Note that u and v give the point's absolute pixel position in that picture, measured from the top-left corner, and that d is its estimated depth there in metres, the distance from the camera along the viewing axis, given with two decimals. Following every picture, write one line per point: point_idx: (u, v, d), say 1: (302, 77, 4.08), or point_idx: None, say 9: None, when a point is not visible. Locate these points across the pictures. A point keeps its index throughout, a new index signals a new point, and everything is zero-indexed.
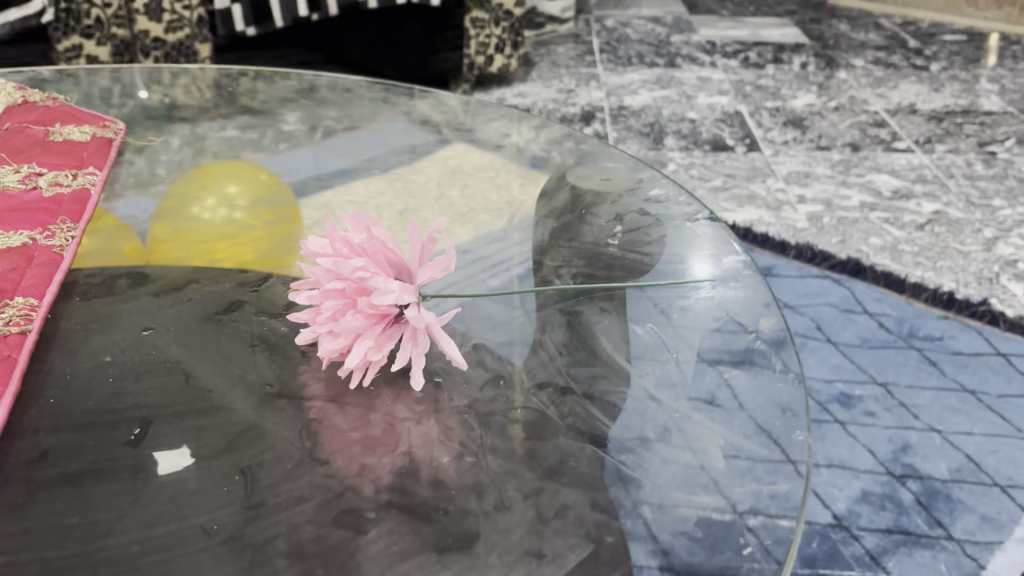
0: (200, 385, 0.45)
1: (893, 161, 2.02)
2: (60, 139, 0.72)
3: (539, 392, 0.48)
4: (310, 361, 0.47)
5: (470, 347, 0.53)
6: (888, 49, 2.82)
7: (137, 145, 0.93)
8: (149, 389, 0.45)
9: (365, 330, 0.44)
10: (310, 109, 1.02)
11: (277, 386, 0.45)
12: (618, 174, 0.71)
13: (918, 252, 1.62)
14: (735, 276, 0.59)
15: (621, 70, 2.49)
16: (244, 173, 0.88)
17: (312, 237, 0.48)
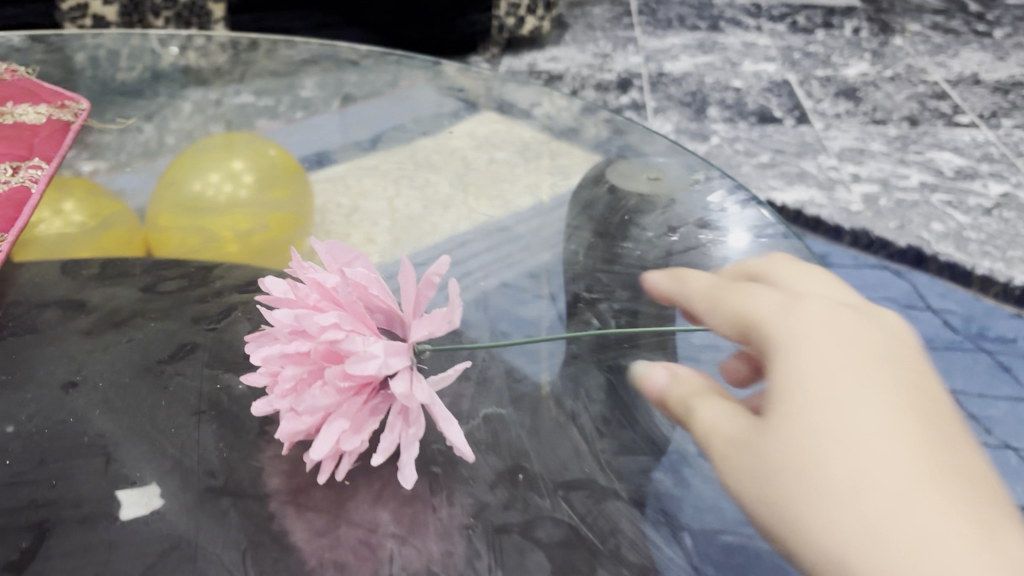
0: (122, 476, 0.36)
1: (955, 137, 1.87)
2: (9, 121, 0.61)
3: (570, 492, 0.37)
4: (267, 442, 0.37)
5: (479, 421, 0.41)
6: (948, 12, 2.64)
7: (143, 110, 0.81)
8: (53, 480, 0.35)
9: (338, 403, 0.33)
10: (330, 72, 0.90)
11: (221, 478, 0.35)
12: (670, 174, 0.63)
13: (985, 241, 1.48)
14: None
15: (660, 34, 2.34)
16: (258, 157, 0.71)
17: (272, 280, 0.37)
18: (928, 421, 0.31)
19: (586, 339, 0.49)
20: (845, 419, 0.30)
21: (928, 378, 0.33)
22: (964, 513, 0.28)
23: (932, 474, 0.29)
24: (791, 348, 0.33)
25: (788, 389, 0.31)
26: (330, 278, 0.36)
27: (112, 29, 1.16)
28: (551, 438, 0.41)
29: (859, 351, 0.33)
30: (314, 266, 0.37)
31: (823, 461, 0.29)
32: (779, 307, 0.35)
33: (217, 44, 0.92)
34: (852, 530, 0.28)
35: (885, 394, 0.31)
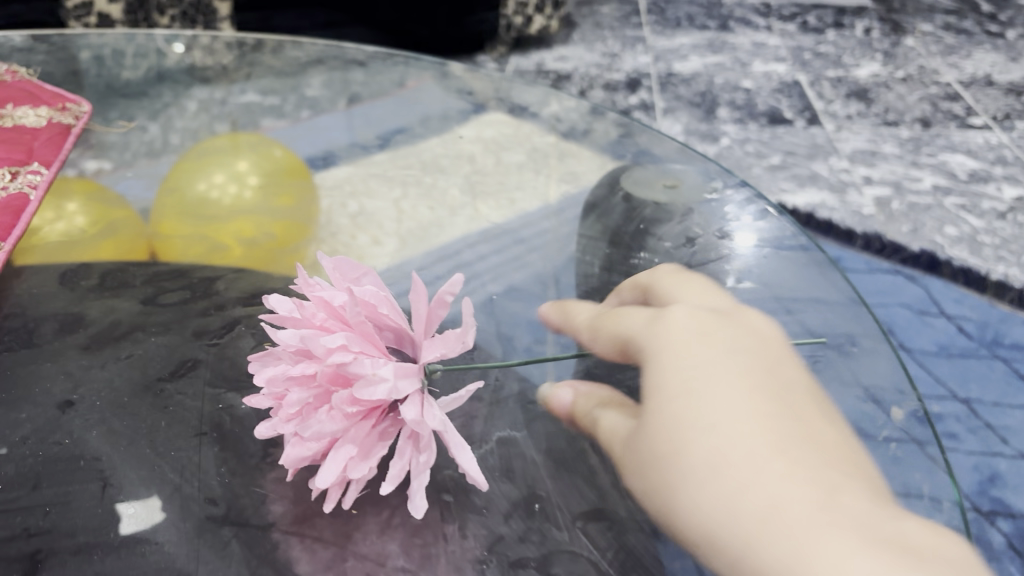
0: (117, 501, 0.36)
1: (968, 140, 1.85)
2: (8, 124, 0.60)
3: (588, 525, 0.38)
4: (274, 470, 0.37)
5: (492, 445, 0.42)
6: (959, 13, 2.62)
7: (149, 111, 0.80)
8: (48, 506, 0.35)
9: (345, 429, 0.32)
10: (337, 71, 0.87)
11: (223, 506, 0.36)
12: (686, 182, 0.62)
13: (1000, 245, 1.46)
14: (852, 340, 0.52)
15: (669, 33, 2.32)
16: (263, 158, 0.69)
17: (277, 295, 0.36)
18: (779, 418, 0.38)
19: None
20: (707, 415, 0.37)
21: (785, 389, 0.41)
22: (802, 480, 0.35)
23: (776, 453, 0.36)
24: (669, 369, 0.40)
25: (665, 400, 0.39)
26: (338, 296, 0.35)
27: (117, 28, 1.15)
28: (565, 459, 0.41)
29: (727, 366, 0.40)
30: (321, 284, 0.36)
31: (690, 452, 0.36)
32: (661, 336, 0.43)
33: (223, 43, 0.89)
34: (713, 502, 0.34)
35: (744, 396, 0.38)
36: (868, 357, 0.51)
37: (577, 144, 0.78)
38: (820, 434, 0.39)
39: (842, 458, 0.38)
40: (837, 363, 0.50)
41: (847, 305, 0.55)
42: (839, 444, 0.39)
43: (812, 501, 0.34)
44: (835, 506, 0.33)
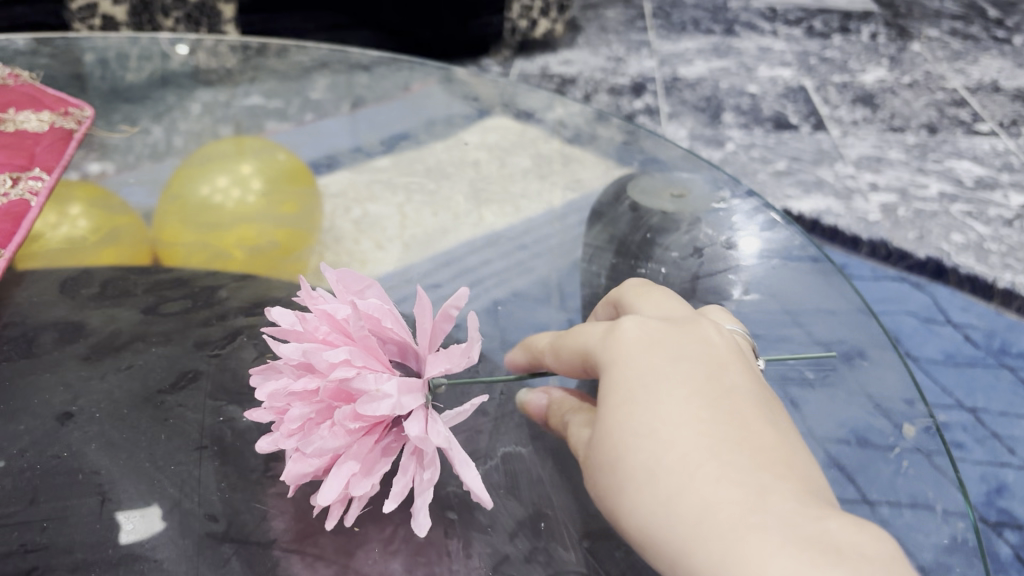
0: (116, 516, 0.35)
1: (975, 146, 1.84)
2: (10, 129, 0.60)
3: (591, 541, 0.37)
4: (275, 485, 0.37)
5: (496, 461, 0.41)
6: (966, 18, 2.61)
7: (152, 112, 0.80)
8: (46, 521, 0.35)
9: (349, 446, 0.32)
10: (341, 75, 0.88)
11: (223, 522, 0.35)
12: (694, 191, 0.62)
13: (1007, 253, 1.45)
14: (861, 351, 0.52)
15: (675, 37, 2.32)
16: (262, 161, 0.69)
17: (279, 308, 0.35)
18: (718, 415, 0.35)
19: None
20: (644, 414, 0.35)
21: (732, 370, 0.38)
22: (737, 482, 0.33)
23: (715, 451, 0.34)
24: (610, 361, 0.38)
25: (604, 397, 0.37)
26: (341, 310, 0.34)
27: (121, 30, 1.15)
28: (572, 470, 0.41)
29: (671, 354, 0.38)
30: (324, 297, 0.36)
31: (628, 457, 0.35)
32: (608, 323, 0.41)
33: (227, 47, 0.89)
34: (652, 508, 0.33)
35: (685, 387, 0.36)
36: (877, 368, 0.51)
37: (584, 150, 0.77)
38: (766, 420, 0.36)
39: (791, 445, 0.36)
40: (846, 376, 0.50)
41: (857, 314, 0.54)
42: (783, 437, 0.36)
43: (745, 505, 0.32)
44: (771, 510, 0.32)
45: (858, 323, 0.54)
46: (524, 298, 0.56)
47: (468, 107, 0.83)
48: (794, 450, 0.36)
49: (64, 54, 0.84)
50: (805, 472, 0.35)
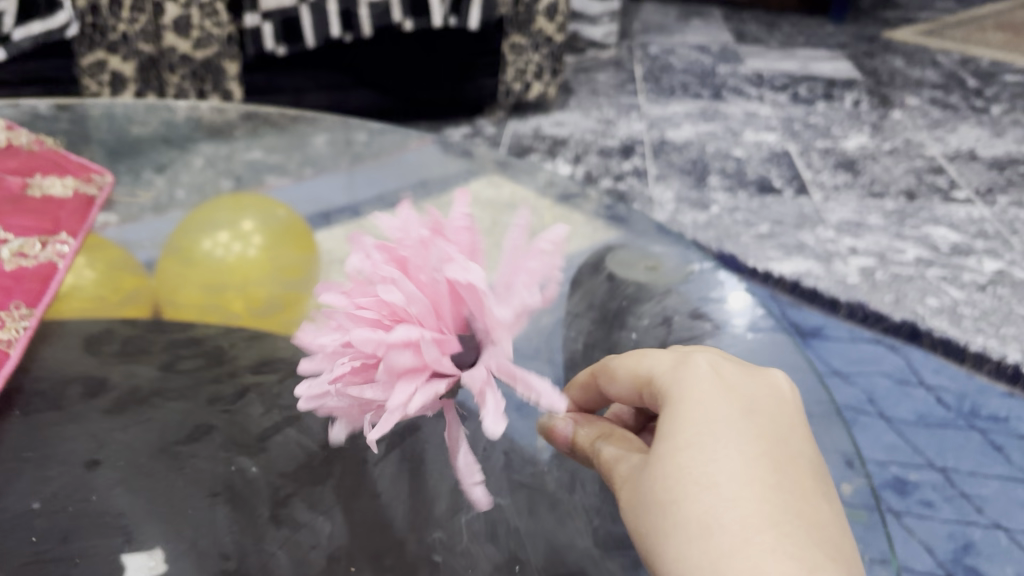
0: (139, 554, 0.39)
1: (952, 213, 1.90)
2: (37, 194, 0.65)
3: None
4: (278, 530, 0.41)
5: (480, 509, 0.45)
6: (946, 88, 2.71)
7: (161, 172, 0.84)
8: (78, 556, 0.39)
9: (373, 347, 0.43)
10: (342, 138, 0.92)
11: (234, 561, 0.40)
12: (667, 264, 0.68)
13: (979, 317, 1.51)
14: (811, 413, 0.56)
15: (664, 101, 2.40)
16: (284, 228, 0.72)
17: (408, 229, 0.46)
18: (777, 484, 0.38)
19: None
20: (707, 464, 0.38)
21: (794, 444, 0.41)
22: (790, 558, 0.35)
23: (772, 518, 0.36)
24: (680, 404, 0.41)
25: (670, 440, 0.39)
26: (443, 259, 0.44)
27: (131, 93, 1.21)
28: (542, 524, 0.45)
29: (740, 412, 0.41)
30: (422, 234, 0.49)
31: (686, 503, 0.37)
32: (678, 368, 0.44)
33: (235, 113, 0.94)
34: (698, 558, 0.35)
35: (750, 449, 0.39)
36: (825, 432, 0.54)
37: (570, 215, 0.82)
38: (821, 501, 0.39)
39: (838, 528, 0.38)
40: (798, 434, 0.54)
41: (809, 378, 0.59)
42: (832, 521, 0.38)
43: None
44: None
45: (807, 387, 0.58)
46: None
47: (462, 164, 0.88)
48: (842, 537, 0.38)
49: (84, 125, 0.90)
50: (848, 556, 0.37)
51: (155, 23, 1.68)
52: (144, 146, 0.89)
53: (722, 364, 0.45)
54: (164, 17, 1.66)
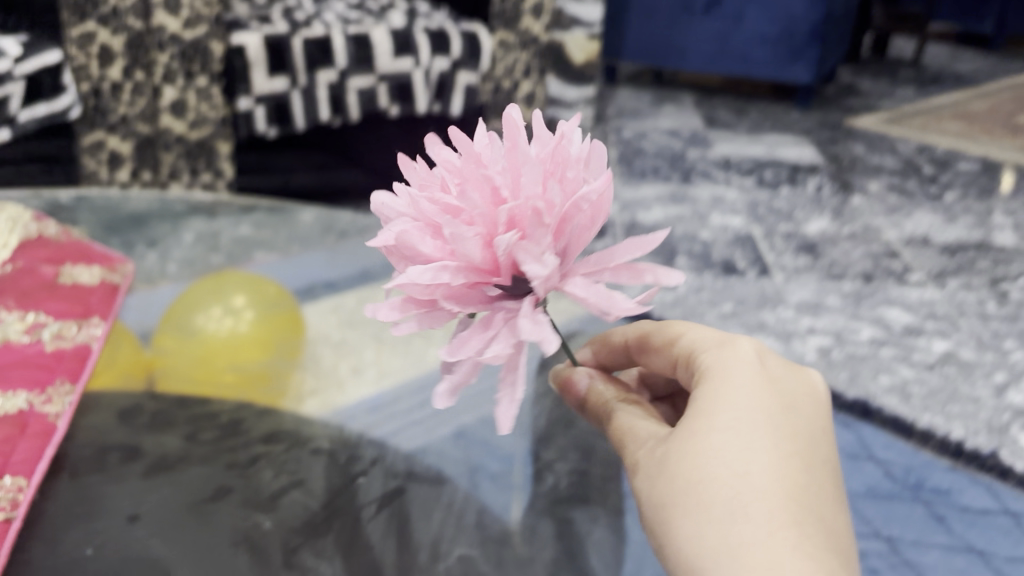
0: None
1: (905, 295, 2.02)
2: (68, 282, 0.74)
3: None
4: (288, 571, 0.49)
5: (453, 559, 0.53)
6: (903, 175, 2.86)
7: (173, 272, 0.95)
8: None
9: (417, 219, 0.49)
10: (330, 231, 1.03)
11: None
12: None
13: (927, 395, 1.60)
14: None
15: (636, 184, 2.53)
16: (274, 311, 0.81)
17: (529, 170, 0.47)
18: (800, 485, 0.44)
19: (543, 493, 0.60)
20: (739, 456, 0.44)
21: (819, 451, 0.47)
22: (809, 552, 0.41)
23: (792, 513, 0.42)
24: (721, 395, 0.47)
25: (710, 427, 0.46)
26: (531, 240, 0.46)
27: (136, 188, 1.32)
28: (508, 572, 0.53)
29: (777, 411, 0.47)
30: (566, 161, 0.49)
31: (714, 486, 0.43)
32: (724, 357, 0.50)
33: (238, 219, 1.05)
34: (717, 537, 0.42)
35: (782, 448, 0.45)
36: None
37: None
38: (834, 504, 0.45)
39: (845, 528, 0.44)
40: None
41: None
42: (842, 521, 0.44)
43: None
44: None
45: None
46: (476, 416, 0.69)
47: None
48: (846, 536, 0.44)
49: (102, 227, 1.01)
50: (850, 553, 0.43)
51: (153, 106, 1.82)
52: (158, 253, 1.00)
53: (766, 357, 0.51)
54: (162, 100, 1.81)
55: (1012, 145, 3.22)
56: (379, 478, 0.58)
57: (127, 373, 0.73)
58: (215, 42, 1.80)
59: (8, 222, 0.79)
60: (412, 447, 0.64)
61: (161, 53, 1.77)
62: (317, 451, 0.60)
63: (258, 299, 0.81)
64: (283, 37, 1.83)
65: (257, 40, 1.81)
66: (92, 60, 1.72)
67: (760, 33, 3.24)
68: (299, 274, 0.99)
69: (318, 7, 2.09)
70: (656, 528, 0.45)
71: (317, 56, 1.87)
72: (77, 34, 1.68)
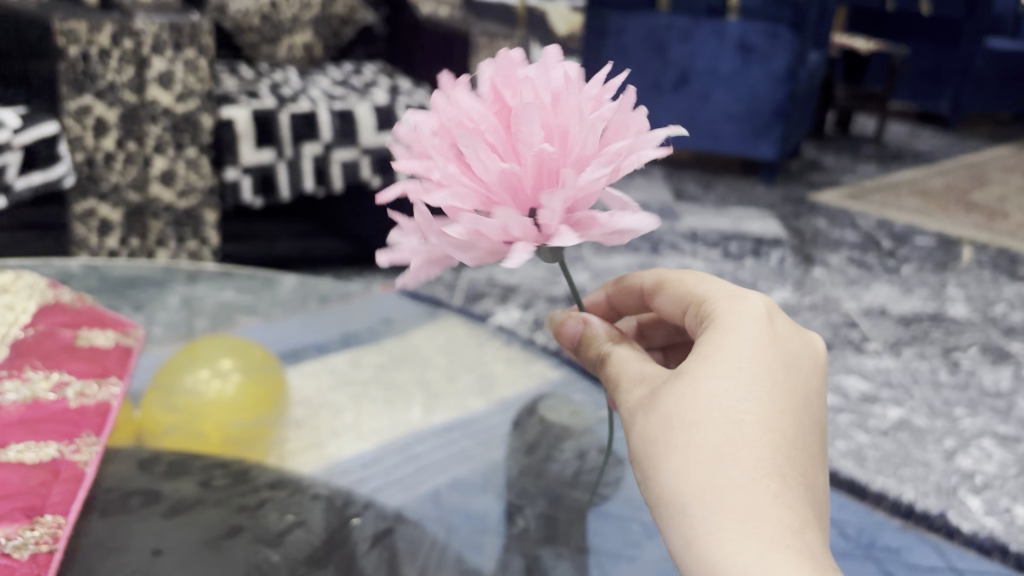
0: None
1: (862, 364, 2.12)
2: (86, 344, 0.81)
3: None
4: None
5: None
6: (863, 248, 2.98)
7: (169, 332, 1.03)
8: None
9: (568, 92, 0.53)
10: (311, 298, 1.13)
11: None
12: (585, 409, 0.86)
13: (881, 458, 1.69)
14: None
15: (607, 255, 2.64)
16: (257, 367, 0.88)
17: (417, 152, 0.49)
18: (789, 442, 0.46)
19: (514, 534, 0.68)
20: (734, 407, 0.46)
21: (813, 409, 0.49)
22: (788, 504, 0.43)
23: (778, 469, 0.44)
24: (727, 344, 0.49)
25: (712, 375, 0.47)
26: None
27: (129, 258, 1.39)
28: None
29: (779, 366, 0.48)
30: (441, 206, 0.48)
31: (707, 434, 0.45)
32: (734, 304, 0.51)
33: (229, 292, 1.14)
34: (703, 479, 0.44)
35: (777, 403, 0.47)
36: None
37: (511, 345, 1.01)
38: (819, 463, 0.47)
39: (825, 490, 0.47)
40: None
41: None
42: (822, 479, 0.47)
43: (791, 531, 0.42)
44: (802, 538, 0.42)
45: None
46: (453, 469, 0.77)
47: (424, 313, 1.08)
48: (825, 498, 0.47)
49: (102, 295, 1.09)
50: (826, 513, 0.46)
51: (144, 175, 1.87)
52: (154, 319, 1.07)
53: (777, 313, 0.52)
54: (151, 170, 1.87)
55: (966, 220, 3.38)
56: (372, 519, 0.68)
57: (127, 427, 0.80)
58: (206, 115, 1.88)
59: (28, 288, 0.86)
60: (394, 505, 0.71)
61: (153, 125, 1.84)
62: (317, 496, 0.69)
63: (247, 362, 0.88)
64: (271, 112, 1.95)
65: (246, 115, 1.92)
66: (88, 131, 1.78)
67: (725, 111, 3.40)
68: (282, 335, 1.07)
69: (304, 83, 2.21)
70: (642, 458, 0.47)
71: (303, 128, 1.98)
72: (75, 106, 1.75)
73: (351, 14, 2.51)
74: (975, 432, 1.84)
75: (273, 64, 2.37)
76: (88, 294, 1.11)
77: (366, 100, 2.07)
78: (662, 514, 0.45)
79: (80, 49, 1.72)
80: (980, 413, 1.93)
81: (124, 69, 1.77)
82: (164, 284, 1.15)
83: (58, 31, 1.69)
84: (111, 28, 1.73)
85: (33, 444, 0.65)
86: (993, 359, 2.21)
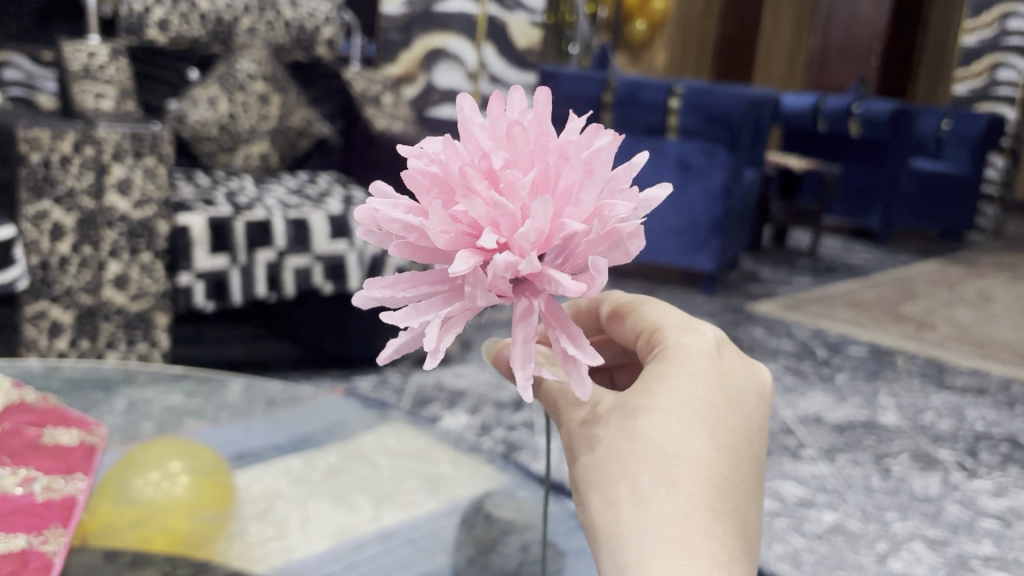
0: None
1: (798, 470, 2.18)
2: (50, 441, 0.84)
3: None
4: None
5: None
6: (798, 357, 3.10)
7: (124, 435, 1.06)
8: None
9: (429, 303, 0.52)
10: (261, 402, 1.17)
11: None
12: (528, 503, 0.92)
13: (816, 562, 1.74)
14: None
15: None
16: (202, 462, 0.91)
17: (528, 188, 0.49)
18: (723, 477, 0.51)
19: None
20: (671, 443, 0.51)
21: (753, 444, 0.53)
22: (715, 536, 0.48)
23: (708, 502, 0.49)
24: (673, 378, 0.54)
25: (654, 407, 0.52)
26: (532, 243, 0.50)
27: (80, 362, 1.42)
28: None
29: (722, 403, 0.53)
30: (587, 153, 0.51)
31: (645, 467, 0.51)
32: (686, 333, 0.56)
33: (180, 395, 1.18)
34: (637, 508, 0.50)
35: (715, 439, 0.52)
36: None
37: (455, 446, 1.06)
38: (752, 496, 0.52)
39: (755, 525, 0.52)
40: None
41: None
42: (752, 515, 0.52)
43: (716, 564, 0.47)
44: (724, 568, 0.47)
45: None
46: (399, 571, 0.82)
47: (374, 414, 1.13)
48: (756, 531, 0.52)
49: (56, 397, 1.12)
50: (754, 547, 0.51)
51: (97, 279, 1.91)
52: (107, 422, 1.11)
53: (726, 346, 0.57)
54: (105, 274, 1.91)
55: (895, 331, 3.52)
56: None
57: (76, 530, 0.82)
58: (162, 222, 1.92)
59: None
60: None
61: (109, 230, 1.88)
62: None
63: (190, 463, 0.90)
64: (226, 220, 2.00)
65: (201, 222, 1.97)
66: (43, 236, 1.81)
67: (666, 225, 3.53)
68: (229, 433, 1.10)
69: (259, 191, 2.27)
70: (590, 484, 0.53)
71: (258, 236, 2.03)
72: (33, 210, 1.78)
73: (307, 127, 2.57)
74: (906, 536, 1.90)
75: (229, 172, 2.44)
76: (45, 393, 1.15)
77: (319, 209, 2.14)
78: (601, 543, 0.51)
79: (42, 155, 1.78)
80: (910, 517, 2.00)
81: (83, 176, 1.84)
82: (115, 390, 1.18)
83: (20, 138, 1.74)
84: (73, 136, 1.81)
85: (2, 536, 0.68)
86: (922, 465, 2.30)
